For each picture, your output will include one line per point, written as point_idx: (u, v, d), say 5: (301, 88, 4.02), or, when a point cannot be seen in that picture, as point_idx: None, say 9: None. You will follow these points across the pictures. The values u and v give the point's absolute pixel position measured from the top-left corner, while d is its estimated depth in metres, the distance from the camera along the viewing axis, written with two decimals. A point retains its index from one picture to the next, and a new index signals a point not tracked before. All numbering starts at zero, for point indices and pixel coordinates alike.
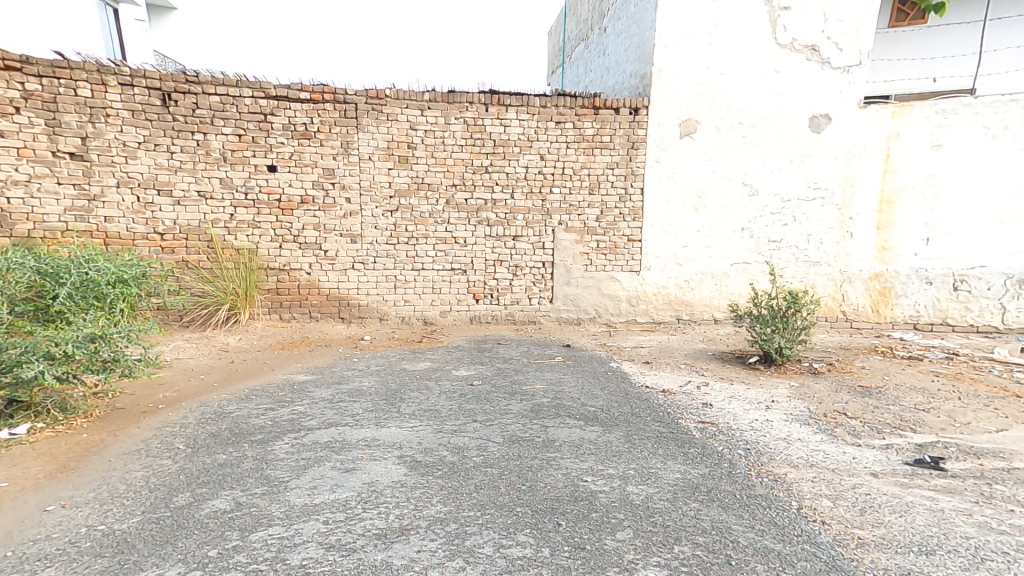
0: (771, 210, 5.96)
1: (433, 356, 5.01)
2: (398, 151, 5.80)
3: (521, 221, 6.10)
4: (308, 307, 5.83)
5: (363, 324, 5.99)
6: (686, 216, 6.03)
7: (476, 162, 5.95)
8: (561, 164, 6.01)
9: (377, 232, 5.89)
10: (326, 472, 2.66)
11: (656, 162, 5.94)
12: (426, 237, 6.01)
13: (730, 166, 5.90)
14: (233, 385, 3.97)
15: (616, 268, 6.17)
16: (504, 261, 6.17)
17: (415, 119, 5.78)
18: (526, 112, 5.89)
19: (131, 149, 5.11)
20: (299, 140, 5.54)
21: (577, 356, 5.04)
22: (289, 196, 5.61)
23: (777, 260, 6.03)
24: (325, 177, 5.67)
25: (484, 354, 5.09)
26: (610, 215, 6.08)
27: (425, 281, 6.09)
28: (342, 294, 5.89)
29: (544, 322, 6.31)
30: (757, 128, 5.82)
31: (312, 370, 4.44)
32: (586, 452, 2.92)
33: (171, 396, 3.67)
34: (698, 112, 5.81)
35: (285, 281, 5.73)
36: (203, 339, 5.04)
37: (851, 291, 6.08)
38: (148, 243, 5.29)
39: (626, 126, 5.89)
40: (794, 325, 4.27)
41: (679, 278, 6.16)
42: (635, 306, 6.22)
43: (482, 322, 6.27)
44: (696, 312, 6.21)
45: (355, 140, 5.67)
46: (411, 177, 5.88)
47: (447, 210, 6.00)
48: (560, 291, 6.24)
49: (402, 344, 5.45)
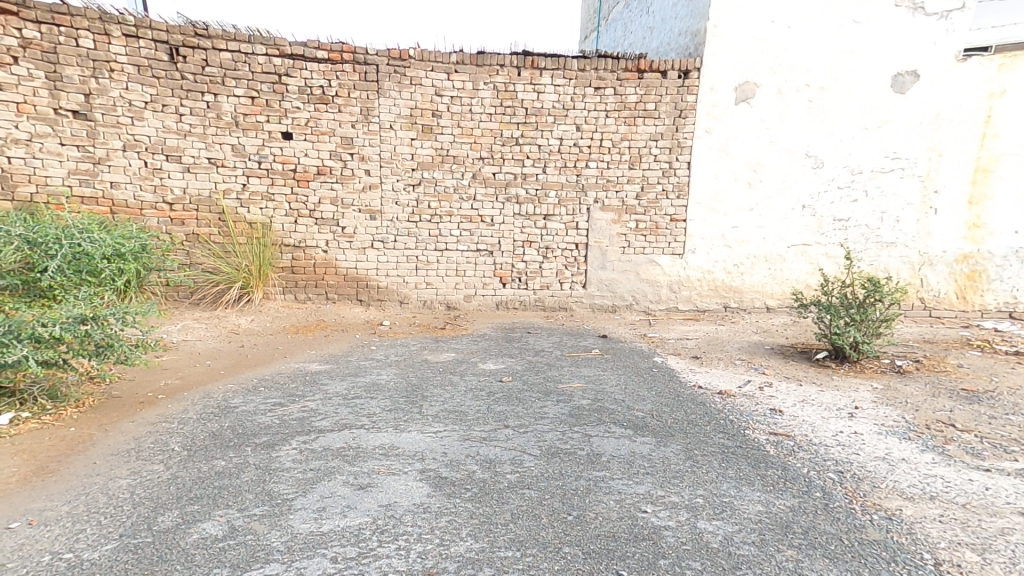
0: (839, 184, 5.30)
1: (457, 347, 4.60)
2: (422, 118, 5.31)
3: (553, 198, 5.58)
4: (323, 287, 5.45)
5: (381, 308, 5.60)
6: (739, 192, 5.42)
7: (506, 132, 5.44)
8: (600, 134, 5.45)
9: (398, 209, 5.46)
10: (336, 489, 2.26)
11: (706, 131, 5.32)
12: (450, 214, 5.55)
13: (792, 135, 5.25)
14: (242, 373, 3.60)
15: (657, 250, 5.62)
16: (534, 242, 5.68)
17: (441, 84, 5.27)
18: (563, 75, 5.33)
19: (137, 109, 4.73)
20: (316, 106, 5.09)
21: (615, 349, 4.55)
22: (304, 167, 5.18)
23: (842, 242, 5.40)
24: (343, 147, 5.23)
25: (512, 345, 4.65)
26: (652, 191, 5.51)
27: (448, 263, 5.66)
28: (360, 275, 5.50)
29: (575, 309, 5.83)
30: (827, 89, 5.14)
31: (326, 360, 4.06)
32: (639, 471, 2.46)
33: (173, 384, 3.29)
34: (758, 73, 5.15)
35: (300, 260, 5.34)
36: (213, 320, 4.68)
37: (931, 276, 5.42)
38: (155, 214, 4.92)
39: (675, 90, 5.27)
40: (873, 320, 3.68)
41: (728, 261, 5.58)
42: (677, 291, 5.68)
43: (508, 307, 5.82)
44: (746, 299, 5.63)
45: (376, 106, 5.20)
46: (435, 148, 5.40)
47: (474, 185, 5.51)
48: (594, 275, 5.74)
49: (423, 332, 5.05)
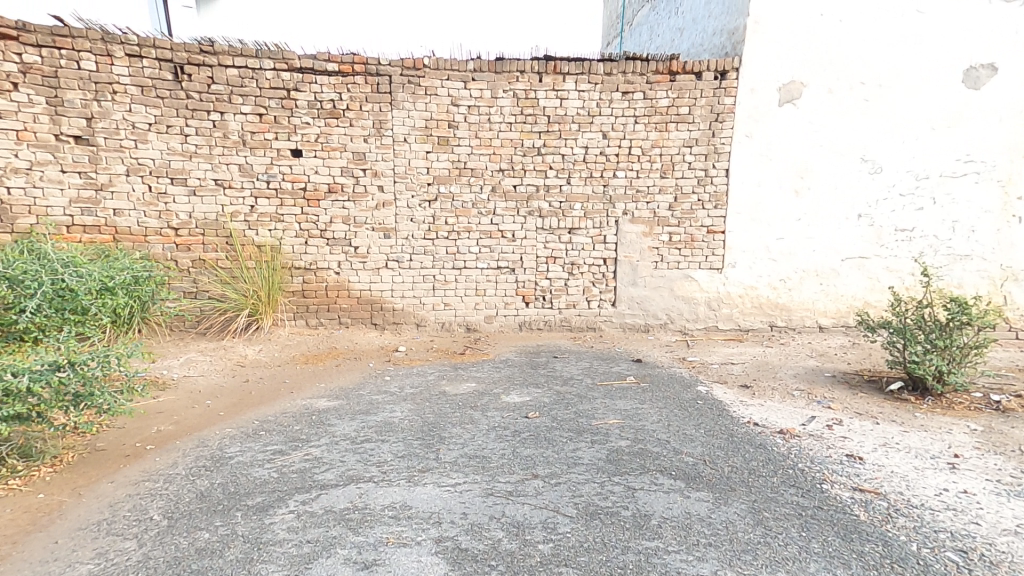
0: (901, 191, 4.80)
1: (478, 376, 4.23)
2: (437, 131, 5.03)
3: (579, 211, 5.21)
4: (336, 310, 5.17)
5: (397, 331, 5.30)
6: (785, 201, 4.96)
7: (527, 142, 5.10)
8: (628, 142, 5.06)
9: (414, 226, 5.16)
10: (337, 570, 1.88)
11: (746, 136, 4.89)
12: (468, 230, 5.23)
13: (845, 138, 4.79)
14: (244, 414, 3.28)
15: (693, 265, 5.18)
16: (558, 258, 5.30)
17: (457, 93, 4.98)
18: (587, 80, 4.99)
19: (140, 132, 4.54)
20: (326, 121, 4.85)
21: (653, 376, 4.11)
22: (315, 185, 4.93)
23: (905, 254, 4.89)
24: (355, 163, 4.97)
25: (538, 373, 4.27)
26: (686, 202, 5.09)
27: (467, 282, 5.33)
28: (374, 297, 5.22)
29: (605, 329, 5.42)
30: (886, 87, 4.68)
31: (335, 394, 3.73)
32: (698, 540, 2.03)
33: (166, 430, 2.97)
34: (805, 71, 4.73)
35: (311, 283, 5.08)
36: (219, 350, 4.40)
37: (1016, 292, 4.93)
38: (160, 240, 4.71)
39: (710, 92, 4.87)
40: (960, 346, 3.20)
41: (773, 276, 5.10)
42: (716, 309, 5.23)
43: (532, 328, 5.45)
44: (795, 318, 5.13)
45: (389, 119, 4.94)
46: (452, 162, 5.10)
47: (493, 199, 5.18)
48: (624, 293, 5.32)
49: (442, 358, 4.71)
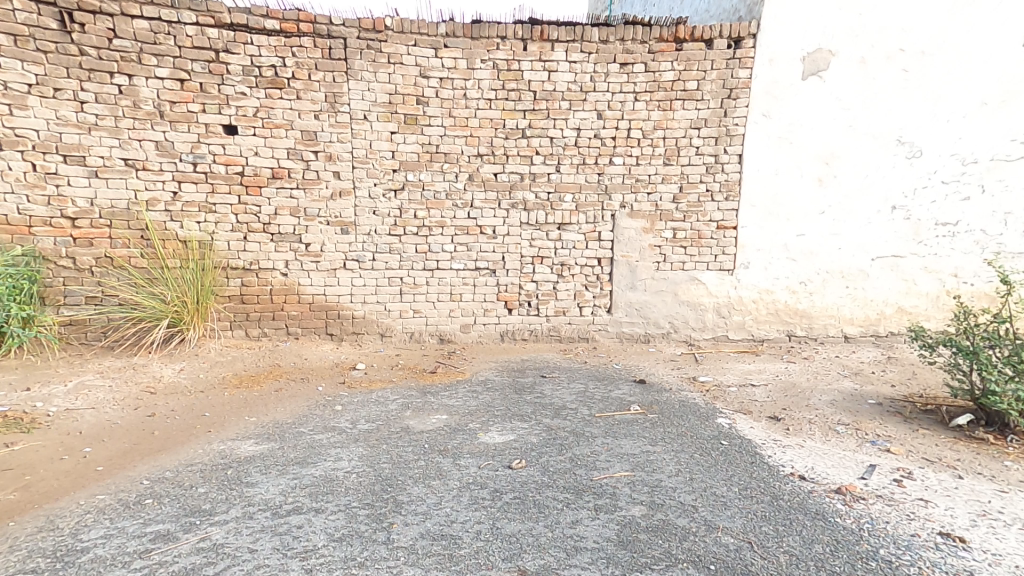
0: (942, 178, 4.18)
1: (451, 406, 3.49)
2: (403, 107, 4.23)
3: (570, 203, 4.47)
4: (283, 318, 4.37)
5: (358, 343, 4.52)
6: (808, 191, 4.30)
7: (510, 122, 4.34)
8: (626, 122, 4.33)
9: (376, 220, 4.38)
10: None
11: (764, 114, 4.21)
12: (441, 226, 4.46)
13: (879, 116, 4.14)
14: (132, 467, 2.48)
15: (700, 265, 4.50)
16: (546, 257, 4.57)
17: (427, 63, 4.20)
18: (579, 48, 4.24)
19: (17, 95, 3.64)
20: (267, 91, 4.03)
21: (661, 404, 3.43)
22: (255, 170, 4.11)
23: (945, 251, 4.28)
24: (305, 144, 4.16)
25: (524, 401, 3.57)
26: (694, 192, 4.39)
27: (441, 286, 4.57)
28: (330, 303, 4.44)
29: (599, 340, 4.72)
30: (929, 54, 4.03)
31: (267, 431, 2.94)
32: None
33: (4, 502, 2.17)
34: (834, 37, 4.06)
35: (252, 286, 4.26)
36: (126, 374, 3.53)
37: None
38: (51, 233, 3.83)
39: (723, 63, 4.17)
40: None
41: (792, 278, 4.44)
42: (726, 316, 4.56)
43: (516, 338, 4.72)
44: (817, 326, 4.48)
45: (344, 92, 4.13)
46: (421, 145, 4.32)
47: (471, 189, 4.42)
48: (622, 297, 4.63)
49: (408, 380, 3.96)
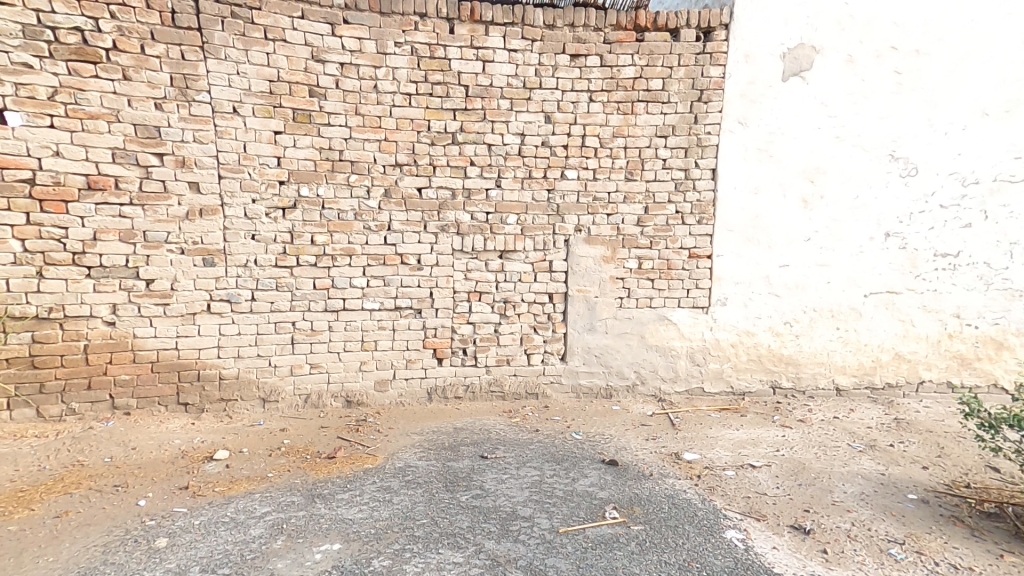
0: (942, 202, 3.66)
1: (349, 524, 2.36)
2: (290, 99, 3.12)
3: (515, 226, 3.53)
4: (107, 386, 3.09)
5: (228, 414, 3.29)
6: (793, 215, 3.63)
7: (435, 124, 3.35)
8: (581, 128, 3.47)
9: (254, 246, 3.20)
10: None
11: (742, 121, 3.51)
12: (347, 254, 3.35)
13: (871, 127, 3.56)
14: None
15: (671, 303, 3.70)
16: (484, 294, 3.59)
17: (320, 41, 3.12)
18: (520, 34, 3.34)
19: None
20: (72, 65, 2.80)
21: (644, 504, 2.51)
22: (57, 177, 2.84)
23: (947, 288, 3.76)
24: (140, 142, 2.95)
25: (456, 507, 2.52)
26: (663, 215, 3.59)
27: (346, 332, 3.44)
28: (183, 362, 3.19)
29: (553, 396, 3.77)
30: (924, 57, 3.51)
31: None
32: None
33: None
34: (818, 32, 3.45)
35: (53, 343, 2.96)
36: None
37: None
38: None
39: (691, 60, 3.44)
40: None
41: (777, 318, 3.74)
42: (701, 364, 3.78)
43: (448, 397, 3.67)
44: (805, 377, 3.81)
45: (198, 74, 2.98)
46: (316, 148, 3.21)
47: (386, 207, 3.36)
48: (579, 342, 3.72)
49: (292, 475, 2.76)
